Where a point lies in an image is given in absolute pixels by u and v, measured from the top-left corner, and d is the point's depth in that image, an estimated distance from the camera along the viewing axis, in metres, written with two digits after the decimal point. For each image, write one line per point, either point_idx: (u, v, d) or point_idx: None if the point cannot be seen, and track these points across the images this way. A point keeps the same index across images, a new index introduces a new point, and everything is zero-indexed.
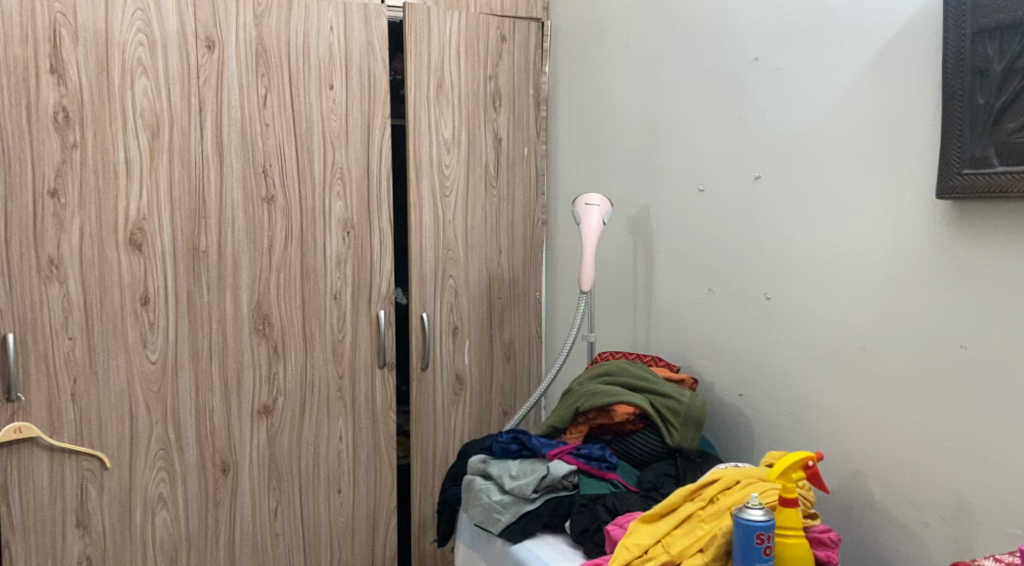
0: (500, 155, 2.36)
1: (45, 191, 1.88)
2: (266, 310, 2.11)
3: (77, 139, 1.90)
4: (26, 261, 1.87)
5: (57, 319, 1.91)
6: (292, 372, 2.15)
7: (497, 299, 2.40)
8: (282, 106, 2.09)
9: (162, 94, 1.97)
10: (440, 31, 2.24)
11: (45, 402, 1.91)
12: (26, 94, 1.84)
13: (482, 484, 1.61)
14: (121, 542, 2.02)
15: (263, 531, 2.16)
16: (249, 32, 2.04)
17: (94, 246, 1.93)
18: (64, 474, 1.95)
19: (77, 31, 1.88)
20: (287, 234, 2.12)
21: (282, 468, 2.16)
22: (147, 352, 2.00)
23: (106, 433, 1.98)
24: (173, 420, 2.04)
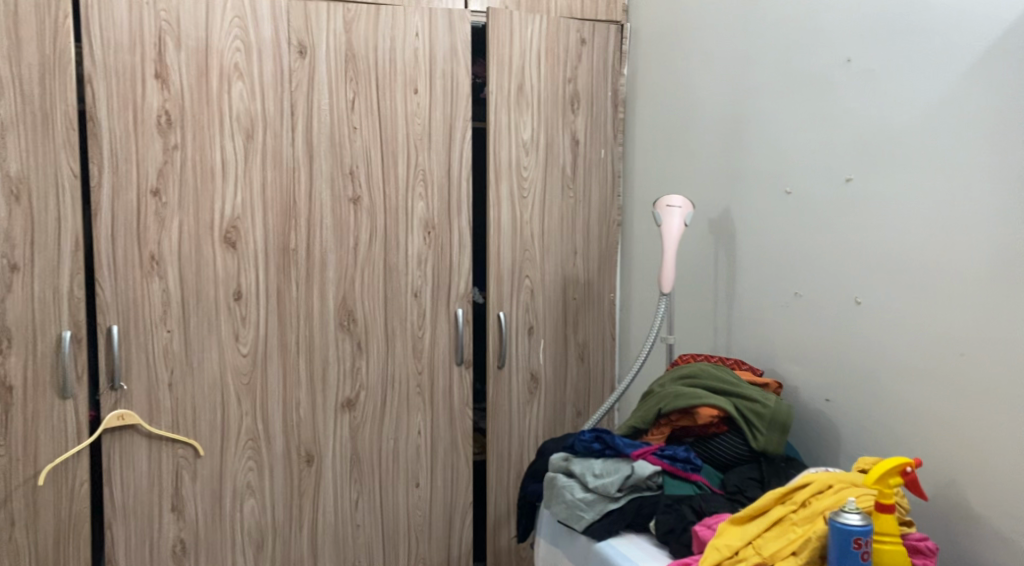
0: (577, 157, 2.37)
1: (148, 190, 1.97)
2: (350, 307, 2.18)
3: (178, 141, 1.99)
4: (130, 257, 1.97)
5: (158, 312, 2.01)
6: (374, 368, 2.21)
7: (572, 299, 2.42)
8: (369, 109, 2.15)
9: (256, 98, 2.05)
10: (522, 35, 2.27)
11: (145, 390, 2.01)
12: (133, 99, 1.94)
13: (565, 482, 1.64)
14: (211, 527, 2.11)
15: (344, 522, 2.23)
16: (339, 37, 2.11)
17: (192, 243, 2.02)
18: (161, 460, 2.05)
19: (180, 39, 1.97)
20: (371, 233, 2.18)
21: (363, 462, 2.23)
22: (239, 346, 2.08)
23: (200, 422, 2.07)
24: (262, 412, 2.12)
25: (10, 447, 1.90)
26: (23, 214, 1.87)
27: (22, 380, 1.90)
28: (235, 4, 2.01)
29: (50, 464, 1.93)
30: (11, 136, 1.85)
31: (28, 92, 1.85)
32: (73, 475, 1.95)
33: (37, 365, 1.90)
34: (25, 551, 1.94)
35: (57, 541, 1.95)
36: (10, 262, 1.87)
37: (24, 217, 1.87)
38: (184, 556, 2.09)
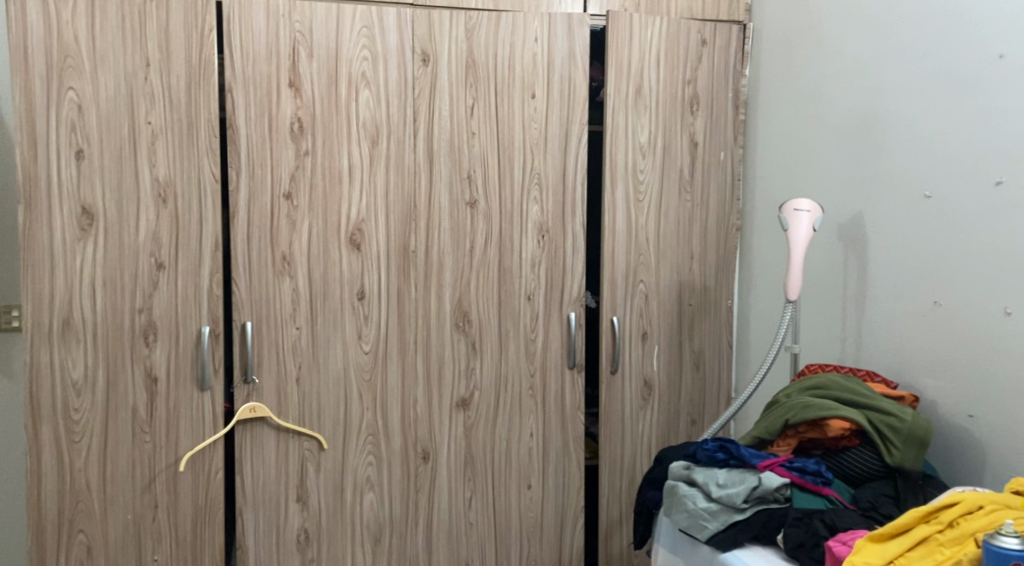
0: (696, 160, 2.34)
1: (281, 194, 2.06)
2: (466, 309, 2.21)
3: (309, 147, 2.07)
4: (264, 257, 2.07)
5: (288, 310, 2.09)
6: (489, 369, 2.24)
7: (687, 305, 2.38)
8: (488, 114, 2.18)
9: (381, 104, 2.11)
10: (642, 37, 2.26)
11: (275, 384, 2.10)
12: (269, 107, 2.04)
13: (687, 490, 1.62)
14: (333, 519, 2.18)
15: (457, 520, 2.27)
16: (460, 45, 2.15)
17: (320, 244, 2.10)
18: (288, 452, 2.13)
19: (313, 49, 2.06)
20: (487, 236, 2.21)
21: (477, 461, 2.26)
22: (361, 344, 2.15)
23: (324, 417, 2.15)
24: (381, 408, 2.18)
25: (154, 434, 2.03)
26: (169, 216, 1.99)
27: (165, 371, 2.02)
28: (363, 13, 2.08)
29: (189, 451, 2.04)
30: (160, 143, 1.97)
31: (175, 102, 1.97)
32: (210, 462, 2.07)
33: (179, 358, 2.02)
34: (166, 533, 2.06)
35: (194, 525, 2.07)
36: (157, 260, 1.99)
37: (170, 218, 1.99)
38: (308, 545, 2.17)
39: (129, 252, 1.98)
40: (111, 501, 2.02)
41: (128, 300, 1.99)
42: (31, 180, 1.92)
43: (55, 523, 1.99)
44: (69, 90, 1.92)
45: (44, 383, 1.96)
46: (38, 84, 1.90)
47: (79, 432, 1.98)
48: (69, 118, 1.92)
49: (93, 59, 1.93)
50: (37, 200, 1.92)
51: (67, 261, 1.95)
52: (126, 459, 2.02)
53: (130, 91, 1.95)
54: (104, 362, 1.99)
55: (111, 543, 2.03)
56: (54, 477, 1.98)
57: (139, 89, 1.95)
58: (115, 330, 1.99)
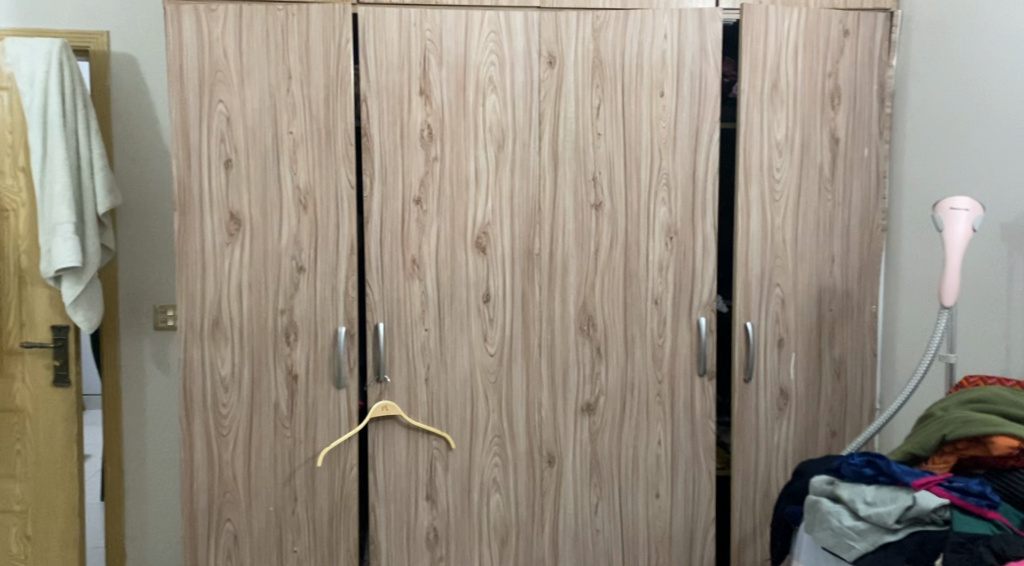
0: (837, 157, 2.22)
1: (412, 199, 2.10)
2: (591, 312, 2.19)
3: (438, 152, 2.10)
4: (394, 260, 2.11)
5: (417, 312, 2.13)
6: (615, 373, 2.21)
7: (827, 310, 2.26)
8: (615, 115, 2.15)
9: (508, 109, 2.12)
10: (778, 30, 2.16)
11: (406, 384, 2.14)
12: (400, 113, 2.08)
13: (831, 507, 1.54)
14: (461, 519, 2.20)
15: (583, 525, 2.24)
16: (588, 45, 2.13)
17: (447, 247, 2.12)
18: (417, 452, 2.17)
19: (442, 56, 2.08)
20: (613, 238, 2.17)
21: (603, 466, 2.23)
22: (487, 345, 2.16)
23: (452, 417, 2.17)
24: (507, 410, 2.18)
25: (294, 430, 2.11)
26: (309, 221, 2.06)
27: (304, 370, 2.10)
28: (491, 19, 2.09)
29: (326, 448, 2.11)
30: (300, 151, 2.05)
31: (315, 112, 2.04)
32: (345, 459, 2.13)
33: (317, 357, 2.10)
34: (304, 526, 2.13)
35: (330, 519, 2.14)
36: (297, 263, 2.07)
37: (309, 223, 2.06)
38: (437, 544, 2.20)
39: (272, 256, 2.07)
40: (255, 493, 2.12)
41: (271, 301, 2.08)
42: (185, 188, 2.03)
43: (206, 512, 2.11)
44: (219, 103, 2.03)
45: (196, 379, 2.07)
46: (191, 98, 2.02)
47: (227, 426, 2.09)
48: (219, 129, 2.03)
49: (240, 73, 2.03)
50: (190, 207, 2.04)
51: (217, 264, 2.06)
52: (269, 453, 2.11)
53: (273, 102, 2.04)
54: (249, 360, 2.08)
55: (255, 533, 2.13)
56: (205, 468, 2.10)
57: (281, 100, 2.04)
58: (259, 330, 2.08)
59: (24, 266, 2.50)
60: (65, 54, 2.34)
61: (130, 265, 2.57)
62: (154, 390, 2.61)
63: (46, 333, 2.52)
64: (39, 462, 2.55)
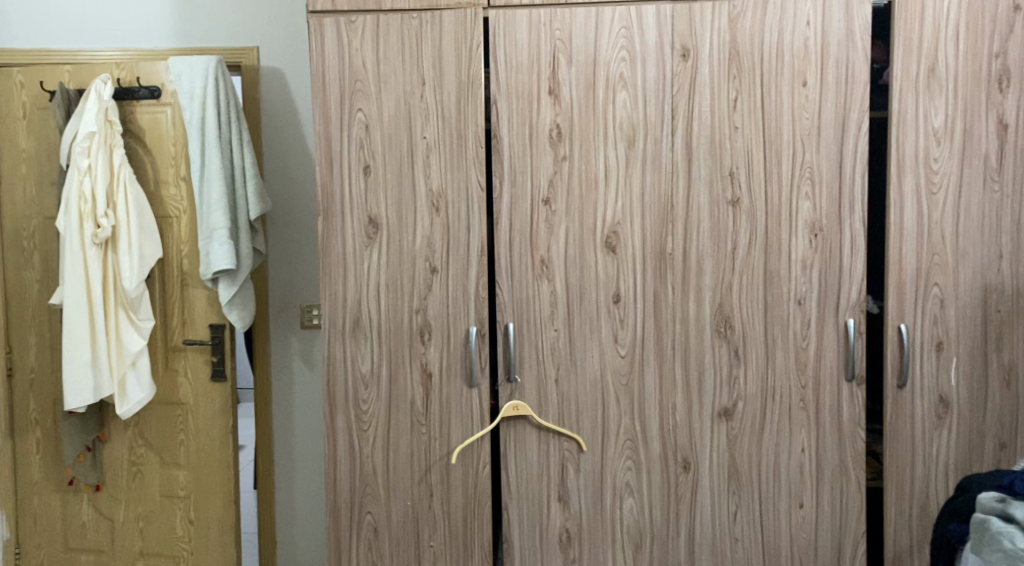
0: (1005, 144, 2.02)
1: (541, 199, 2.10)
2: (728, 313, 2.11)
3: (567, 152, 2.09)
4: (524, 261, 2.11)
5: (547, 312, 2.12)
6: (754, 377, 2.12)
7: (994, 312, 2.06)
8: (753, 107, 2.06)
9: (639, 105, 2.07)
10: (936, 9, 2.00)
11: (536, 384, 2.14)
12: (530, 114, 2.08)
13: (1001, 528, 1.50)
14: (594, 521, 2.17)
15: (721, 534, 2.16)
16: (723, 37, 2.05)
17: (577, 247, 2.11)
18: (549, 452, 2.16)
19: (572, 55, 2.07)
20: (752, 236, 2.09)
21: (742, 473, 2.14)
22: (618, 347, 2.13)
23: (583, 419, 2.15)
24: (640, 414, 2.14)
25: (430, 426, 2.15)
26: (441, 223, 2.10)
27: (438, 368, 2.14)
28: (622, 15, 2.06)
29: (460, 445, 2.15)
30: (434, 156, 2.09)
31: (448, 116, 2.08)
32: (478, 456, 2.16)
33: (451, 356, 2.14)
34: (440, 521, 2.18)
35: (465, 515, 2.17)
36: (431, 265, 2.12)
37: (443, 226, 2.11)
38: (570, 545, 2.18)
39: (408, 258, 2.12)
40: (393, 487, 2.18)
41: (407, 301, 2.13)
42: (328, 194, 2.12)
43: (348, 504, 2.19)
44: (358, 111, 2.10)
45: (339, 377, 2.16)
46: (333, 107, 2.10)
47: (367, 421, 2.16)
48: (358, 136, 2.10)
49: (378, 81, 2.09)
50: (333, 211, 2.12)
51: (357, 266, 2.13)
52: (406, 448, 2.16)
53: (409, 108, 2.09)
54: (387, 359, 2.15)
55: (393, 526, 2.19)
56: (347, 461, 2.17)
57: (416, 106, 2.09)
58: (395, 330, 2.14)
59: (186, 269, 2.71)
60: (220, 70, 2.51)
61: (279, 267, 2.73)
62: (300, 386, 2.76)
63: (205, 331, 2.72)
64: (201, 450, 2.76)
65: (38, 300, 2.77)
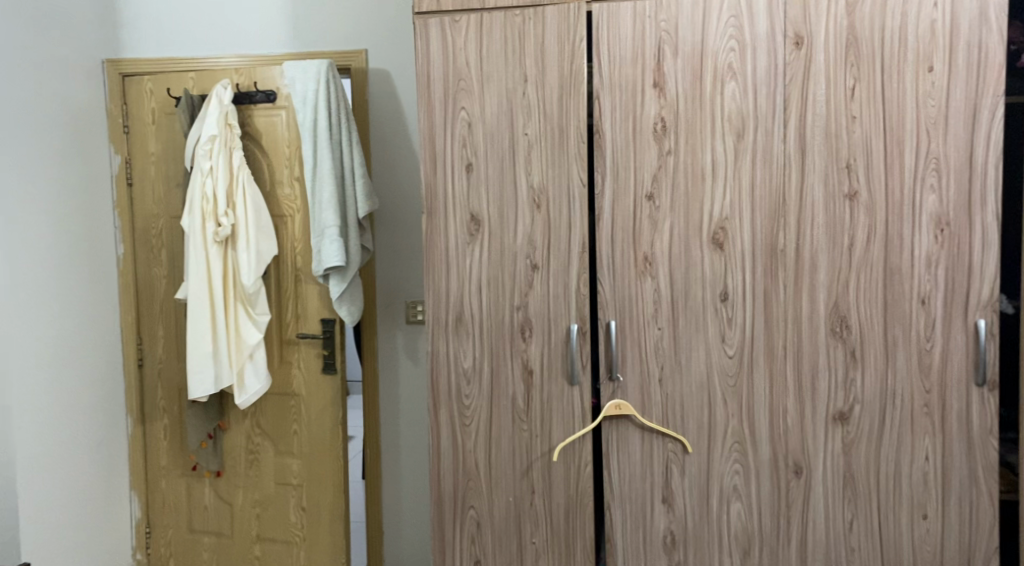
0: None
1: (644, 194, 2.06)
2: (843, 312, 2.01)
3: (672, 145, 2.04)
4: (627, 258, 2.07)
5: (650, 310, 2.08)
6: (872, 380, 2.01)
7: None
8: (873, 95, 1.95)
9: (749, 96, 2.00)
10: None
11: (639, 384, 2.10)
12: (633, 108, 2.04)
13: None
14: (700, 524, 2.11)
15: (837, 543, 2.06)
16: (840, 22, 1.95)
17: (683, 243, 2.05)
18: (653, 453, 2.11)
19: (678, 46, 2.01)
20: (871, 231, 1.98)
21: (858, 480, 2.04)
22: (726, 347, 2.06)
23: (688, 419, 2.09)
24: (748, 415, 2.07)
25: (531, 423, 2.15)
26: (542, 220, 2.10)
27: (539, 366, 2.13)
28: (731, 4, 1.99)
29: (561, 443, 2.14)
30: (535, 153, 2.09)
31: (550, 112, 2.07)
32: (580, 455, 2.14)
33: (552, 353, 2.12)
34: (542, 518, 2.17)
35: (567, 513, 2.15)
36: (532, 261, 2.11)
37: (544, 222, 2.10)
38: (674, 548, 2.13)
39: (509, 254, 2.12)
40: (496, 482, 2.18)
41: (508, 298, 2.13)
42: (431, 192, 2.14)
43: (451, 497, 2.20)
44: (461, 110, 2.11)
45: (442, 372, 2.18)
46: (437, 106, 2.12)
47: (469, 416, 2.17)
48: (461, 134, 2.11)
49: (481, 80, 2.09)
50: (436, 209, 2.14)
51: (459, 262, 2.14)
52: (508, 445, 2.16)
53: (511, 106, 2.09)
54: (488, 355, 2.15)
55: (496, 521, 2.19)
56: (450, 455, 2.19)
57: (518, 104, 2.08)
58: (496, 326, 2.14)
59: (299, 266, 2.82)
60: (331, 73, 2.60)
61: (386, 263, 2.80)
62: (407, 380, 2.82)
63: (316, 325, 2.82)
64: (313, 440, 2.86)
65: (166, 294, 2.94)
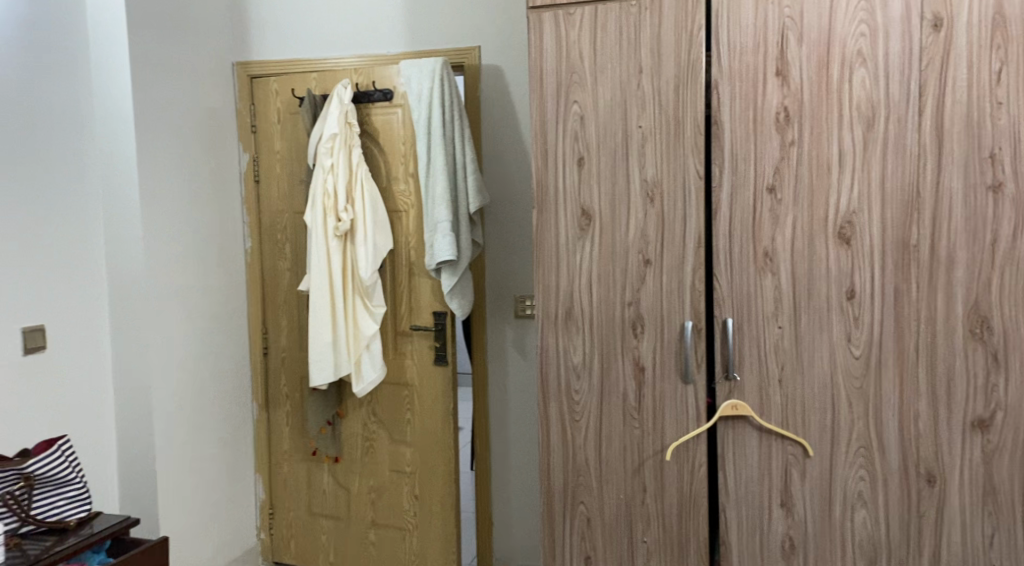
0: None
1: (765, 187, 1.98)
2: (985, 313, 1.88)
3: (796, 136, 1.95)
4: (746, 253, 2.01)
5: (770, 308, 2.00)
6: (1016, 386, 1.88)
7: None
8: (1021, 79, 1.82)
9: (880, 84, 1.90)
10: None
11: (757, 384, 2.03)
12: (754, 98, 1.97)
13: None
14: (821, 531, 2.02)
15: (974, 558, 1.93)
16: (985, 2, 1.83)
17: (806, 238, 1.97)
18: (771, 455, 2.04)
19: (803, 33, 1.93)
20: (1017, 225, 1.85)
21: (999, 492, 1.91)
22: (851, 347, 1.97)
23: (810, 422, 2.01)
24: (875, 420, 1.96)
25: (643, 421, 2.11)
26: (657, 214, 2.05)
27: (652, 363, 2.09)
28: None
29: (675, 442, 2.09)
30: (650, 145, 2.05)
31: (666, 103, 2.02)
32: (693, 455, 2.09)
33: (665, 351, 2.08)
34: (654, 517, 2.13)
35: (680, 513, 2.11)
36: (645, 257, 2.07)
37: (658, 216, 2.06)
38: (794, 555, 2.05)
39: (621, 249, 2.09)
40: (607, 479, 2.15)
41: (620, 294, 2.10)
42: (543, 186, 2.13)
43: (561, 493, 2.19)
44: (574, 103, 2.09)
45: (552, 367, 2.17)
46: (550, 99, 2.11)
47: (579, 412, 2.16)
48: (573, 128, 2.10)
49: (595, 72, 2.07)
50: (548, 204, 2.13)
51: (570, 257, 2.13)
52: (619, 442, 2.14)
53: (625, 98, 2.05)
54: (599, 351, 2.13)
55: (606, 518, 2.17)
56: (560, 450, 2.18)
57: (633, 95, 2.05)
58: (608, 322, 2.12)
59: (413, 260, 2.87)
60: (445, 70, 2.63)
61: (496, 258, 2.82)
62: (516, 374, 2.83)
63: (429, 318, 2.87)
64: (426, 430, 2.91)
65: (288, 287, 3.05)
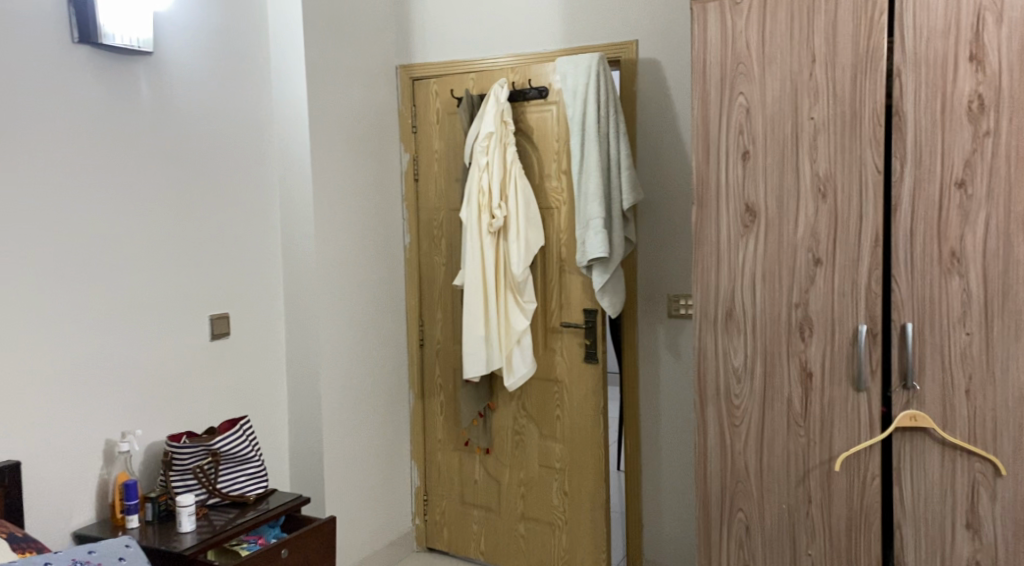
0: None
1: (953, 182, 1.84)
2: None
3: (991, 126, 1.80)
4: (929, 254, 1.87)
5: (956, 313, 1.85)
6: None
7: None
8: None
9: None
10: None
11: (940, 395, 1.88)
12: (943, 86, 1.83)
13: None
14: (1015, 558, 1.86)
15: None
16: None
17: (1001, 238, 1.81)
18: (956, 471, 1.89)
19: (1003, 13, 1.77)
20: None
21: None
22: None
23: (1002, 438, 1.84)
24: None
25: (809, 429, 2.01)
26: (829, 211, 1.95)
27: (820, 367, 1.99)
28: None
29: (844, 453, 1.98)
30: (823, 138, 1.94)
31: (841, 93, 1.92)
32: (865, 466, 1.97)
33: (835, 356, 1.97)
34: (820, 530, 2.03)
35: (849, 528, 1.99)
36: (815, 256, 1.97)
37: (829, 213, 1.95)
38: None
39: (788, 248, 2.00)
40: (768, 487, 2.07)
41: (786, 295, 2.01)
42: (704, 182, 2.07)
43: (719, 498, 2.13)
44: (739, 95, 2.02)
45: (710, 369, 2.10)
46: (714, 92, 2.04)
47: (740, 416, 2.08)
48: (738, 121, 2.02)
49: (763, 62, 1.99)
50: (708, 200, 2.07)
51: (732, 255, 2.05)
52: (782, 449, 2.04)
53: (795, 89, 1.96)
54: (762, 353, 2.05)
55: (767, 527, 2.08)
56: (718, 455, 2.12)
57: (805, 86, 1.95)
58: (772, 323, 2.03)
59: (564, 256, 2.87)
60: (602, 65, 2.61)
61: (652, 255, 2.77)
62: (670, 374, 2.77)
63: (579, 315, 2.86)
64: (576, 427, 2.90)
65: (444, 282, 3.13)
